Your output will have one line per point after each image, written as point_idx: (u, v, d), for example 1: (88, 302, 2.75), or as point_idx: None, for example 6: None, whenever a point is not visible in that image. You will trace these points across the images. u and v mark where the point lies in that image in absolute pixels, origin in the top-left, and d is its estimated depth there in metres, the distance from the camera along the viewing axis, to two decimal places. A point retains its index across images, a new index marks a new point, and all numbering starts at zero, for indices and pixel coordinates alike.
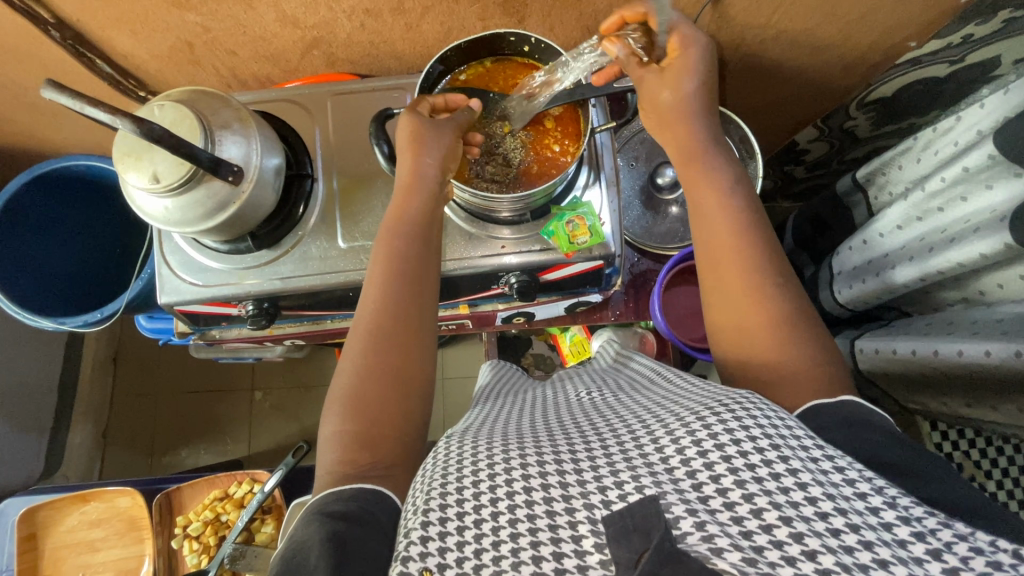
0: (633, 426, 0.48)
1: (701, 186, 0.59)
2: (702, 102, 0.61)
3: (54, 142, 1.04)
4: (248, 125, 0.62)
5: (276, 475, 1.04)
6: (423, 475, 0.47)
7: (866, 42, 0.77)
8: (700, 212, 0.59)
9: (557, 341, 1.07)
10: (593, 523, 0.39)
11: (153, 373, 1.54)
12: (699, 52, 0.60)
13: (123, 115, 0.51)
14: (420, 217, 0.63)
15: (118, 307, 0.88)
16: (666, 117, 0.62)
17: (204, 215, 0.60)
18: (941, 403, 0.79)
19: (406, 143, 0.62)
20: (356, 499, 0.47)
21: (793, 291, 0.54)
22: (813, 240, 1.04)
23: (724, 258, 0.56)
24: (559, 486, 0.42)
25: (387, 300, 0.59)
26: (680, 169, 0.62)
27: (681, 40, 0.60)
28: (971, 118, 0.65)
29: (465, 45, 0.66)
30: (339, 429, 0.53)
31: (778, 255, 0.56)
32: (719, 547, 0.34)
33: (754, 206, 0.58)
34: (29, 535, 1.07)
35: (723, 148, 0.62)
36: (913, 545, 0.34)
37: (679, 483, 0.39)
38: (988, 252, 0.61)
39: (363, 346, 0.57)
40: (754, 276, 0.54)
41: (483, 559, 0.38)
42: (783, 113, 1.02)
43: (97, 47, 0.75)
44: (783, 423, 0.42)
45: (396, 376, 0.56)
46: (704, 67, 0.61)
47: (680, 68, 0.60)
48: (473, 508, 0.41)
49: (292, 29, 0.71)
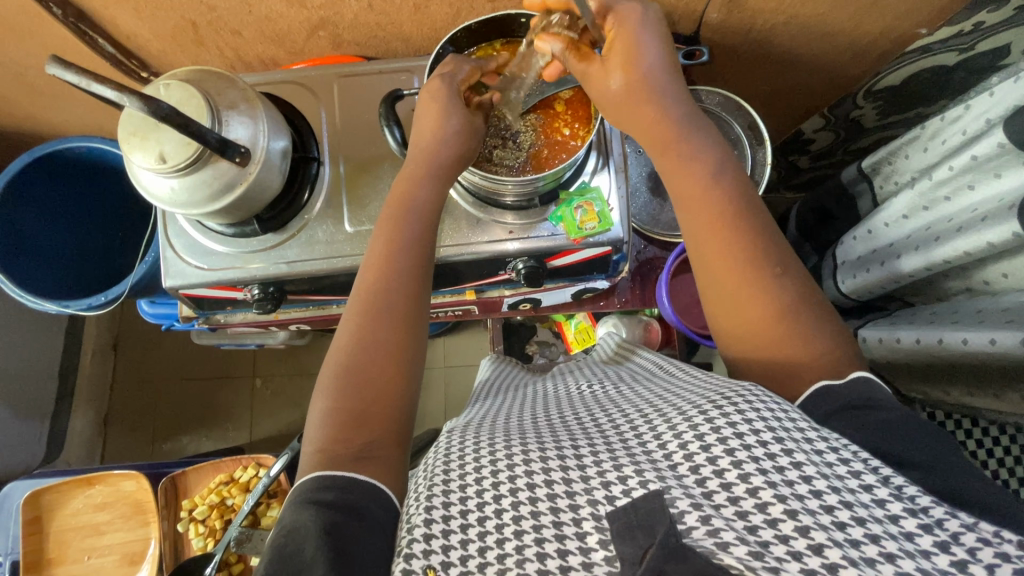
0: (634, 422, 0.49)
1: (684, 178, 0.58)
2: (660, 81, 0.58)
3: (52, 123, 1.03)
4: (255, 106, 0.61)
5: (282, 460, 1.00)
6: (425, 470, 0.48)
7: (879, 27, 0.77)
8: (689, 206, 0.58)
9: (561, 329, 1.08)
10: (597, 519, 0.39)
11: (154, 359, 1.54)
12: (640, 26, 0.57)
13: (130, 92, 0.50)
14: (427, 207, 0.63)
15: (122, 291, 0.87)
16: (621, 106, 0.59)
17: (211, 196, 0.59)
18: (942, 393, 0.79)
19: (428, 112, 0.62)
20: (350, 489, 0.46)
21: (798, 283, 0.54)
22: (816, 230, 1.04)
23: (715, 255, 0.56)
24: (563, 482, 0.42)
25: (391, 280, 0.59)
26: (660, 166, 0.60)
27: (617, 20, 0.58)
28: (981, 107, 0.64)
29: (475, 26, 0.65)
30: (333, 406, 0.53)
31: (783, 249, 0.55)
32: (725, 542, 0.34)
33: (739, 190, 0.57)
34: (34, 518, 1.07)
35: (699, 132, 0.59)
36: (921, 537, 0.34)
37: (683, 478, 0.39)
38: (997, 240, 0.61)
39: (360, 325, 0.56)
40: (757, 269, 0.54)
41: (488, 557, 0.39)
42: (791, 101, 1.01)
43: (99, 25, 0.73)
44: (785, 416, 0.42)
45: (391, 351, 0.56)
46: (648, 42, 0.57)
47: (623, 50, 0.57)
48: (476, 506, 0.42)
49: (299, 9, 0.70)
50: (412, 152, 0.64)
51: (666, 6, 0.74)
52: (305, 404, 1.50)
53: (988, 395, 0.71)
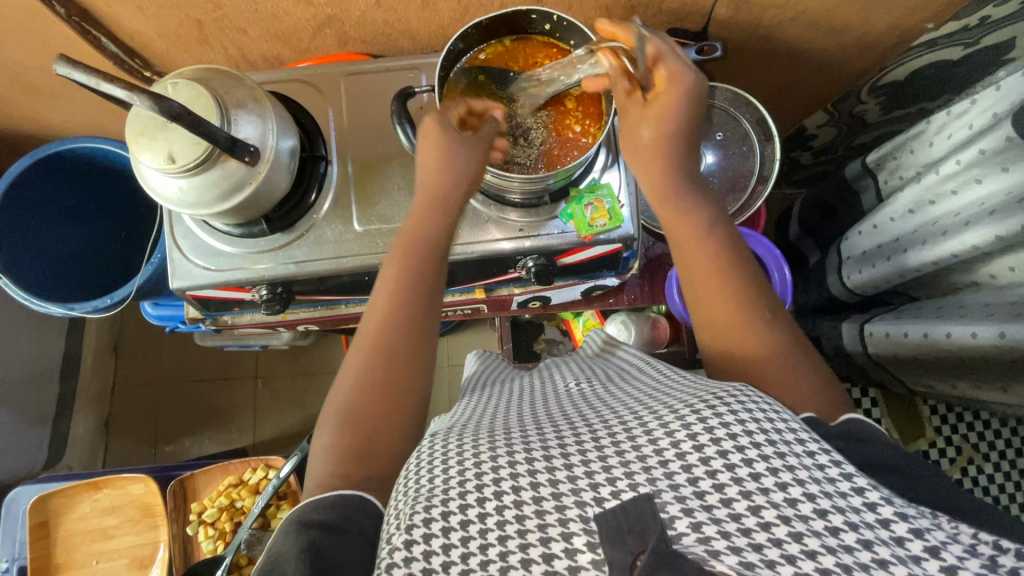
0: (625, 417, 0.46)
1: (682, 230, 0.60)
2: (680, 142, 0.61)
3: (53, 124, 1.02)
4: (264, 105, 0.61)
5: (292, 461, 0.99)
6: (406, 477, 0.45)
7: (886, 22, 0.77)
8: (685, 253, 0.59)
9: (569, 327, 1.09)
10: (584, 520, 0.38)
11: (156, 361, 1.53)
12: (684, 87, 0.58)
13: (140, 91, 0.49)
14: (433, 244, 0.63)
15: (128, 292, 0.86)
16: (643, 154, 0.62)
17: (221, 196, 0.58)
18: (949, 386, 0.80)
19: (431, 163, 0.63)
20: (336, 506, 0.46)
21: (785, 325, 0.55)
22: (820, 226, 1.05)
23: (711, 300, 0.56)
24: (549, 484, 0.40)
25: (393, 315, 0.58)
26: (659, 214, 0.62)
27: (670, 72, 0.57)
28: (986, 101, 0.64)
29: (486, 22, 0.65)
30: (332, 443, 0.53)
31: (769, 296, 0.57)
32: (716, 549, 0.34)
33: (732, 247, 0.58)
34: (41, 523, 1.06)
35: (699, 195, 0.62)
36: (910, 542, 0.34)
37: (674, 478, 0.38)
38: (1005, 234, 0.62)
39: (368, 359, 0.56)
40: (746, 313, 0.55)
41: (470, 562, 0.37)
42: (796, 97, 1.01)
43: (103, 23, 0.73)
44: (769, 418, 0.41)
45: (391, 387, 0.55)
46: (688, 104, 0.59)
47: (663, 105, 0.58)
48: (459, 508, 0.39)
49: (306, 6, 0.69)
50: (421, 188, 0.65)
51: (675, 2, 0.73)
52: (310, 405, 1.50)
53: (996, 388, 0.71)
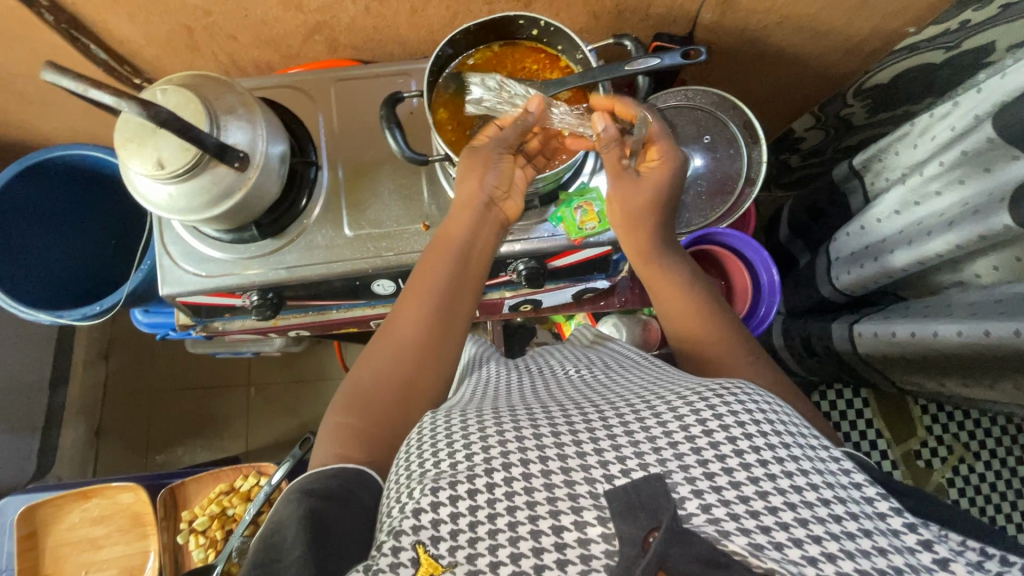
0: (631, 400, 0.45)
1: (664, 286, 0.65)
2: (665, 208, 0.66)
3: (42, 132, 1.01)
4: (253, 111, 0.61)
5: (284, 467, 0.99)
6: (407, 450, 0.45)
7: (869, 26, 0.78)
8: (669, 305, 0.64)
9: (562, 330, 1.10)
10: (594, 496, 0.37)
11: (147, 369, 1.51)
12: (673, 166, 0.65)
13: (129, 98, 0.50)
14: (462, 253, 0.63)
15: (118, 299, 0.85)
16: (625, 222, 0.65)
17: (209, 202, 0.58)
18: (938, 384, 0.81)
19: (465, 172, 0.64)
20: (339, 477, 0.47)
21: (765, 372, 0.58)
22: (809, 228, 1.06)
23: (697, 339, 0.61)
24: (558, 459, 0.39)
25: (420, 322, 0.60)
26: (639, 270, 0.67)
27: (661, 155, 0.66)
28: (968, 104, 0.63)
29: (474, 28, 0.66)
30: (340, 422, 0.54)
31: (753, 344, 0.61)
32: (726, 530, 0.34)
33: (714, 303, 0.63)
34: (28, 534, 1.05)
35: (676, 257, 0.66)
36: (906, 535, 0.35)
37: (684, 460, 0.38)
38: (987, 233, 0.62)
39: (391, 362, 0.58)
40: (734, 359, 0.58)
41: (479, 532, 0.36)
42: (784, 100, 1.03)
43: (92, 31, 0.73)
44: (772, 409, 0.42)
45: (406, 390, 0.56)
46: (675, 179, 0.66)
47: (656, 178, 0.65)
48: (467, 478, 0.38)
49: (295, 13, 0.70)
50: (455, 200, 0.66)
51: (662, 6, 0.74)
52: (303, 411, 1.49)
53: (983, 386, 0.72)
